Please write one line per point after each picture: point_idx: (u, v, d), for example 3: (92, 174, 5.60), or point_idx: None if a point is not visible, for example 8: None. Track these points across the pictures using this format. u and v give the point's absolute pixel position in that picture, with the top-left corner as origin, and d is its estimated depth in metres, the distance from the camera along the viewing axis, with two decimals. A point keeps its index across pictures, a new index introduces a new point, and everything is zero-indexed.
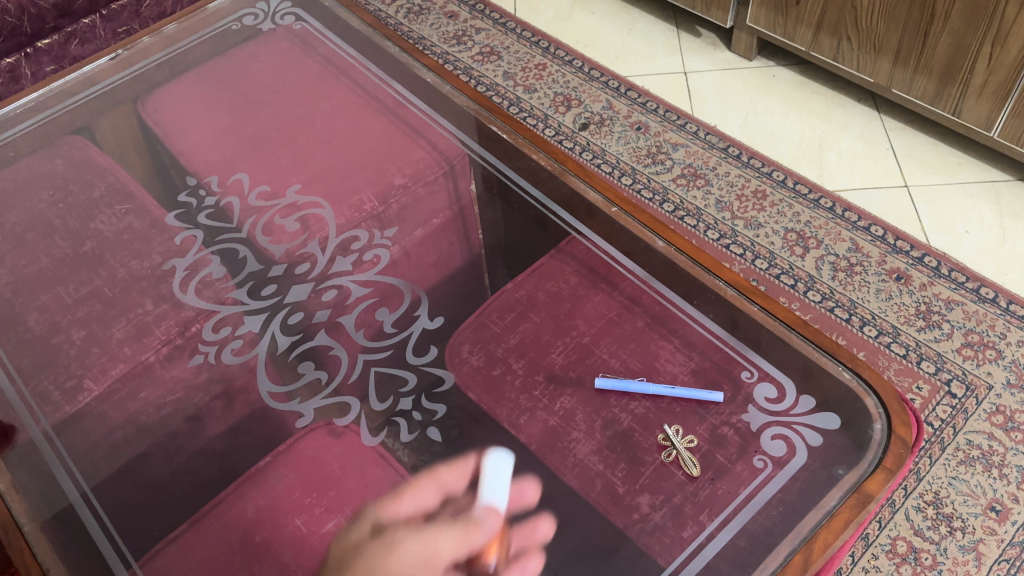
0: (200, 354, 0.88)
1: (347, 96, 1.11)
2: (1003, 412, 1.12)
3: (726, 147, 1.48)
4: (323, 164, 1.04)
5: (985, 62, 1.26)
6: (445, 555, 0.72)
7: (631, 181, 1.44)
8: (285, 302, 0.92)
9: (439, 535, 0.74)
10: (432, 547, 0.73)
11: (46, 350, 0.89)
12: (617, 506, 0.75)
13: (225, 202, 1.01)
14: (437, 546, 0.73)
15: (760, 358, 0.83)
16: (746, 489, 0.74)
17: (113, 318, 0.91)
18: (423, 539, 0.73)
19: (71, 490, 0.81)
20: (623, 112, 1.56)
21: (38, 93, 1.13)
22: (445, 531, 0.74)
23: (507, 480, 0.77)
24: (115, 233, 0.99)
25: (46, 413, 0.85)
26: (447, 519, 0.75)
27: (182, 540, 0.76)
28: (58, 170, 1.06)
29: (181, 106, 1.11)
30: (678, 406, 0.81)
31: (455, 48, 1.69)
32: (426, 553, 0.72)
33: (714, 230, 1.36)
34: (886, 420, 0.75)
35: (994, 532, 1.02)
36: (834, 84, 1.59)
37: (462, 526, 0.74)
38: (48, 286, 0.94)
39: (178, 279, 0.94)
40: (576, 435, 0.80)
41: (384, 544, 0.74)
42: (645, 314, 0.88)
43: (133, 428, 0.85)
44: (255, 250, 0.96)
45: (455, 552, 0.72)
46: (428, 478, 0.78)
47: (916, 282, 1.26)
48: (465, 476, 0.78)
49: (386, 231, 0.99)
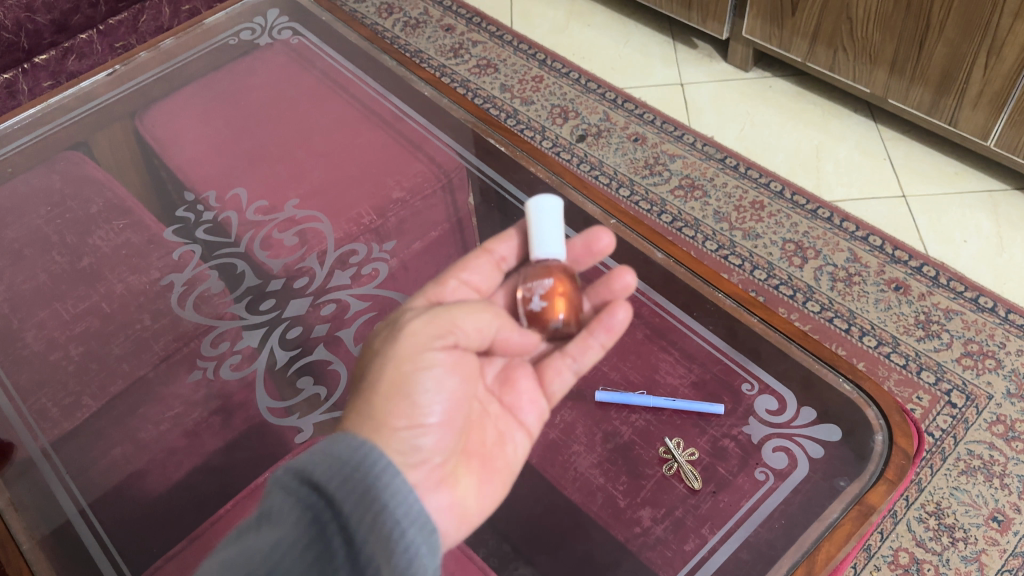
0: (200, 369, 0.88)
1: (345, 111, 1.11)
2: (1003, 422, 1.12)
3: (724, 158, 1.49)
4: (321, 177, 1.03)
5: (981, 72, 1.26)
6: (468, 332, 0.59)
7: (628, 193, 1.44)
8: (284, 316, 0.92)
9: (456, 311, 0.59)
10: (450, 323, 0.58)
11: (44, 366, 0.88)
12: (619, 520, 0.76)
13: (223, 216, 1.00)
14: (451, 322, 0.58)
15: (759, 369, 0.83)
16: (748, 502, 0.74)
17: (111, 334, 0.90)
18: (439, 316, 0.58)
19: (69, 506, 0.80)
20: (620, 124, 1.56)
21: (35, 110, 1.13)
22: (458, 310, 0.59)
23: (558, 228, 0.72)
24: (113, 249, 0.98)
25: (44, 430, 0.84)
26: (471, 302, 0.60)
27: (181, 556, 0.76)
28: (56, 185, 1.05)
29: (178, 121, 1.11)
30: (679, 418, 0.81)
31: (452, 61, 1.70)
32: (446, 326, 0.58)
33: (713, 241, 1.36)
34: (887, 431, 0.74)
35: (996, 542, 1.01)
36: (830, 95, 1.60)
37: (495, 312, 0.62)
38: (46, 302, 0.94)
39: (176, 294, 0.94)
40: (577, 448, 0.81)
41: (401, 328, 0.58)
42: (645, 326, 0.88)
43: (131, 444, 0.84)
44: (254, 264, 0.96)
45: (488, 324, 0.61)
46: (484, 254, 0.74)
47: (914, 292, 1.26)
48: (518, 244, 0.76)
49: (384, 244, 0.99)
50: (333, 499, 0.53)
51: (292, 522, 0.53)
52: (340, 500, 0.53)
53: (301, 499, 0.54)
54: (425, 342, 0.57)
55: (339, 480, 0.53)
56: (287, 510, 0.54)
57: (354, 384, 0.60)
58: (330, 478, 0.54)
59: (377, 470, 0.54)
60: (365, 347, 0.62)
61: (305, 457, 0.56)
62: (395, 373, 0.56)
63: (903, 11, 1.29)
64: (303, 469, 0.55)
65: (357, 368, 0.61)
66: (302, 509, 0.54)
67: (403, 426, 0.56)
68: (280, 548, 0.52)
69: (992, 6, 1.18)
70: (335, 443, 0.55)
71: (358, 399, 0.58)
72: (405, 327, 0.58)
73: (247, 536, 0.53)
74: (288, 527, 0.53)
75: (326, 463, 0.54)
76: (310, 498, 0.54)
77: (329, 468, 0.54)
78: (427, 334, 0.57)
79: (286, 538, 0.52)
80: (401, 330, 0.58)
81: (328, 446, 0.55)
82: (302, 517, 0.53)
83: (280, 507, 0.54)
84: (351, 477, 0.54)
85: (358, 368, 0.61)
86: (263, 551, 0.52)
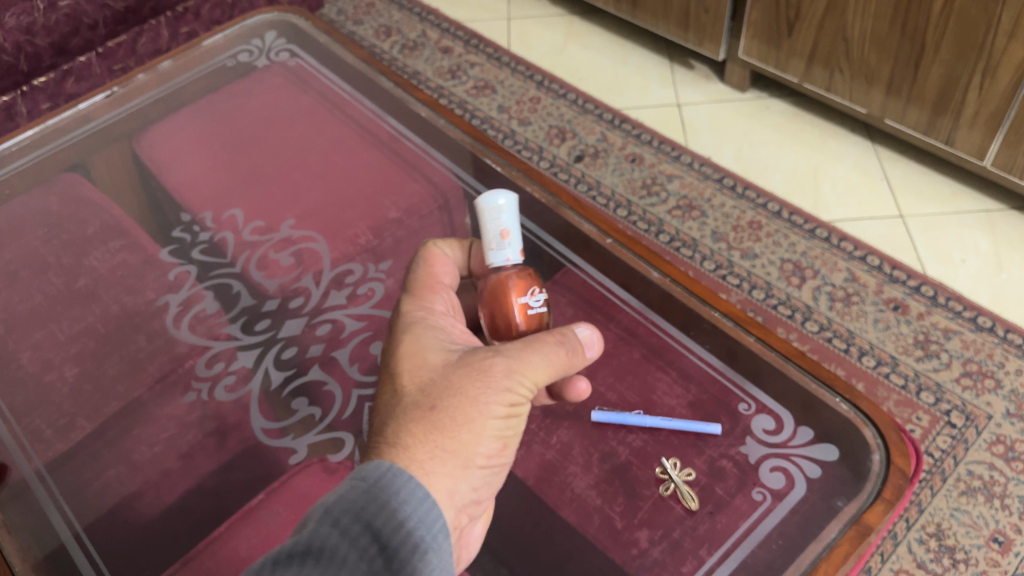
0: (194, 391, 0.88)
1: (342, 131, 1.11)
2: (1003, 442, 1.11)
3: (721, 178, 1.49)
4: (317, 198, 1.03)
5: (976, 93, 1.26)
6: (543, 383, 0.61)
7: (626, 213, 1.45)
8: (279, 337, 0.92)
9: (533, 354, 0.60)
10: (535, 373, 0.60)
11: (38, 388, 0.88)
12: (617, 542, 0.75)
13: (219, 237, 1.00)
14: (533, 371, 0.60)
15: (756, 390, 0.82)
16: (746, 522, 0.74)
17: (106, 355, 0.90)
18: (523, 363, 0.59)
19: (62, 529, 0.79)
20: (618, 144, 1.56)
21: (34, 131, 1.13)
22: (540, 356, 0.61)
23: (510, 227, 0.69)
24: (109, 269, 0.98)
25: (38, 451, 0.84)
26: (545, 342, 0.62)
27: None
28: (52, 206, 1.05)
29: (175, 142, 1.11)
30: (676, 439, 0.80)
31: (450, 83, 1.71)
32: (527, 375, 0.59)
33: (711, 261, 1.36)
34: (885, 451, 0.72)
35: (997, 564, 1.01)
36: (827, 116, 1.60)
37: (565, 349, 0.63)
38: (41, 323, 0.93)
39: (171, 314, 0.94)
40: (573, 469, 0.81)
41: (487, 367, 0.58)
42: (641, 345, 0.88)
43: (125, 466, 0.83)
44: (249, 285, 0.97)
45: (555, 378, 0.62)
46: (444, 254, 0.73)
47: (913, 311, 1.26)
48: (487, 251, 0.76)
49: (380, 264, 0.99)
50: (393, 552, 0.51)
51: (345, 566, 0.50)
52: (400, 554, 0.51)
53: (353, 543, 0.51)
54: (513, 395, 0.59)
55: (402, 534, 0.52)
56: (339, 549, 0.50)
57: (415, 407, 0.57)
58: (393, 529, 0.52)
59: (434, 532, 0.53)
60: (412, 372, 0.60)
61: (360, 493, 0.53)
62: (482, 418, 0.57)
63: (899, 32, 1.30)
64: (360, 509, 0.52)
65: (410, 392, 0.58)
66: (355, 555, 0.50)
67: (484, 467, 0.58)
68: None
69: (987, 27, 1.18)
70: (396, 482, 0.53)
71: (438, 428, 0.56)
72: (489, 368, 0.58)
73: (288, 568, 0.49)
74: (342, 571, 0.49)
75: (389, 512, 0.52)
76: (364, 544, 0.51)
77: (392, 517, 0.52)
78: (516, 385, 0.59)
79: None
80: (483, 367, 0.58)
81: (390, 487, 0.53)
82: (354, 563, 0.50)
83: (332, 547, 0.50)
84: (412, 533, 0.52)
85: (416, 394, 0.58)
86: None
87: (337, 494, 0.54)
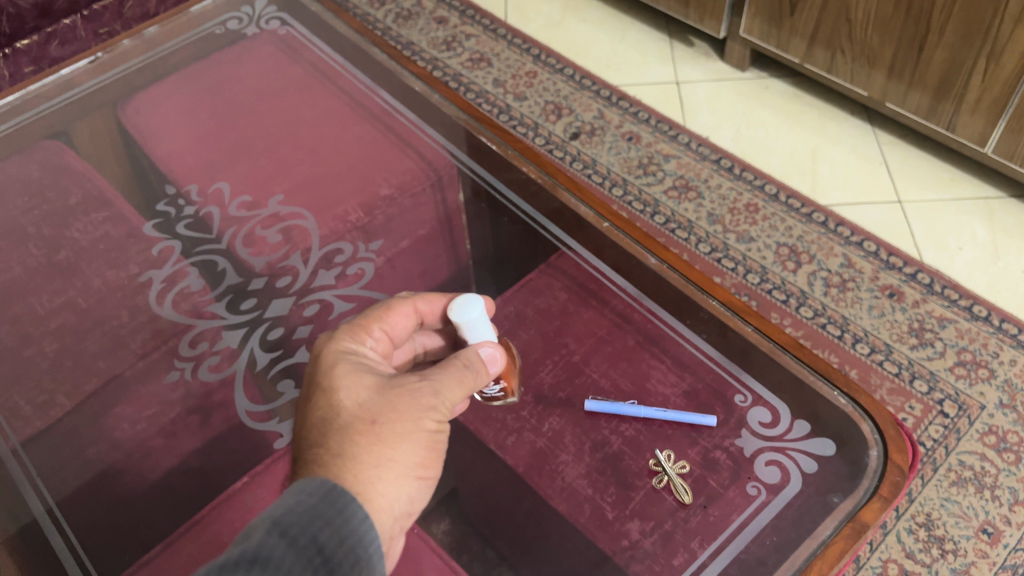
0: (177, 370, 0.86)
1: (333, 104, 1.08)
2: (996, 433, 1.10)
3: (718, 159, 1.47)
4: (307, 172, 1.01)
5: (980, 77, 1.24)
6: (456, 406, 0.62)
7: (622, 192, 1.42)
8: (265, 316, 0.90)
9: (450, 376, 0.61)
10: (454, 394, 0.60)
11: (16, 362, 0.86)
12: (606, 532, 0.74)
13: (204, 211, 0.98)
14: (454, 390, 0.60)
15: (752, 380, 0.81)
16: (740, 516, 0.72)
17: (86, 331, 0.87)
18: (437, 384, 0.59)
19: (35, 505, 0.79)
20: (615, 122, 1.54)
21: (14, 97, 1.09)
22: (443, 375, 0.61)
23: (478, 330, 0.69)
24: (91, 242, 0.95)
25: (16, 429, 0.82)
26: (456, 366, 0.62)
27: (154, 564, 0.74)
28: (33, 175, 1.02)
29: (161, 112, 1.08)
30: (669, 429, 0.79)
31: (444, 54, 1.67)
32: (448, 394, 0.60)
33: (706, 243, 1.34)
34: (882, 446, 0.71)
35: (986, 555, 1.00)
36: (827, 97, 1.58)
37: (471, 370, 0.63)
38: (22, 296, 0.91)
39: (155, 291, 0.91)
40: (564, 457, 0.79)
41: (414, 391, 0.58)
42: (636, 332, 0.87)
43: (106, 445, 0.82)
44: (235, 262, 0.94)
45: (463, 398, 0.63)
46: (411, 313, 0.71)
47: (908, 299, 1.25)
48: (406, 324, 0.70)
49: (370, 244, 0.97)
50: (336, 567, 0.47)
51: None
52: (342, 571, 0.47)
53: (299, 554, 0.46)
54: (438, 407, 0.58)
55: (344, 550, 0.48)
56: (283, 559, 0.45)
57: (348, 430, 0.54)
58: (336, 544, 0.48)
59: (370, 551, 0.49)
60: (338, 399, 0.56)
61: (308, 507, 0.49)
62: (416, 433, 0.56)
63: (904, 13, 1.27)
64: (305, 520, 0.48)
65: (341, 417, 0.55)
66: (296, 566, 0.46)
67: (423, 478, 0.57)
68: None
69: (994, 11, 1.16)
70: (341, 500, 0.50)
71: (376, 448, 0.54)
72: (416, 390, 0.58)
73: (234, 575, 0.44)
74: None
75: (335, 526, 0.48)
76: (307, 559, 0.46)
77: (338, 532, 0.48)
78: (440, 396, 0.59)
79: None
80: (407, 390, 0.58)
81: (336, 504, 0.50)
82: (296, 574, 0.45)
83: (279, 556, 0.46)
84: (354, 551, 0.48)
85: (349, 415, 0.55)
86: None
87: (281, 506, 0.49)
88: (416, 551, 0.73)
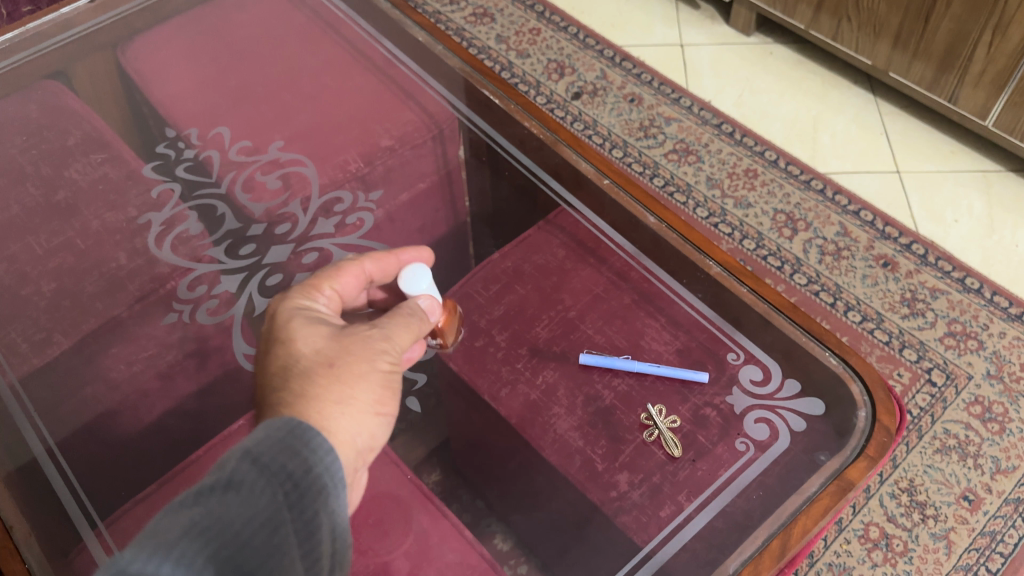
0: (176, 312, 0.87)
1: (336, 52, 1.07)
2: (982, 403, 1.12)
3: (719, 124, 1.46)
4: (308, 120, 1.00)
5: (985, 49, 1.24)
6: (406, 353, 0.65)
7: (622, 154, 1.42)
8: (264, 263, 0.90)
9: (400, 326, 0.64)
10: (403, 339, 0.63)
11: (14, 301, 0.86)
12: (595, 484, 0.74)
13: (204, 155, 0.97)
14: (402, 336, 0.63)
15: (744, 339, 0.82)
16: (726, 472, 0.74)
17: (84, 271, 0.87)
18: (389, 330, 0.62)
19: (35, 445, 0.79)
20: (617, 83, 1.53)
21: (14, 34, 1.09)
22: (392, 323, 0.63)
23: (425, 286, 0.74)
24: (90, 183, 0.95)
25: (13, 366, 0.82)
26: (403, 316, 0.65)
27: (151, 500, 0.75)
28: (32, 115, 1.02)
29: (161, 55, 1.07)
30: (661, 384, 0.80)
31: (448, 8, 1.66)
32: (397, 340, 0.62)
33: (704, 208, 1.35)
34: (871, 407, 0.73)
35: (966, 521, 1.02)
36: (831, 65, 1.57)
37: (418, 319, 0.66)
38: (19, 235, 0.90)
39: (154, 233, 0.91)
40: (557, 410, 0.79)
41: (365, 337, 0.60)
42: (632, 291, 0.87)
43: (103, 385, 0.83)
44: (234, 207, 0.94)
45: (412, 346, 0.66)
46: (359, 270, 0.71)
47: (902, 269, 1.26)
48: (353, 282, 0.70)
49: (371, 194, 0.97)
50: (305, 493, 0.47)
51: (254, 500, 0.45)
52: (312, 498, 0.48)
53: (269, 480, 0.47)
54: (389, 350, 0.61)
55: (313, 478, 0.48)
56: (254, 485, 0.46)
57: (309, 370, 0.56)
58: (305, 471, 0.48)
59: (337, 480, 0.50)
60: (296, 347, 0.58)
61: (277, 439, 0.49)
62: (372, 373, 0.58)
63: None
64: (276, 450, 0.48)
65: (300, 361, 0.56)
66: (264, 491, 0.46)
67: (382, 414, 0.58)
68: (251, 525, 0.44)
69: None
70: (308, 433, 0.50)
71: (336, 384, 0.55)
72: (370, 337, 0.60)
73: (206, 501, 0.45)
74: (259, 504, 0.45)
75: (303, 456, 0.49)
76: (276, 485, 0.47)
77: (307, 461, 0.49)
78: (389, 341, 0.61)
79: (256, 516, 0.45)
80: (360, 337, 0.60)
81: (304, 436, 0.50)
82: (264, 499, 0.46)
83: (249, 483, 0.46)
84: (323, 479, 0.49)
85: (308, 360, 0.57)
86: (231, 527, 0.44)
87: (252, 439, 0.49)
88: (408, 499, 0.74)
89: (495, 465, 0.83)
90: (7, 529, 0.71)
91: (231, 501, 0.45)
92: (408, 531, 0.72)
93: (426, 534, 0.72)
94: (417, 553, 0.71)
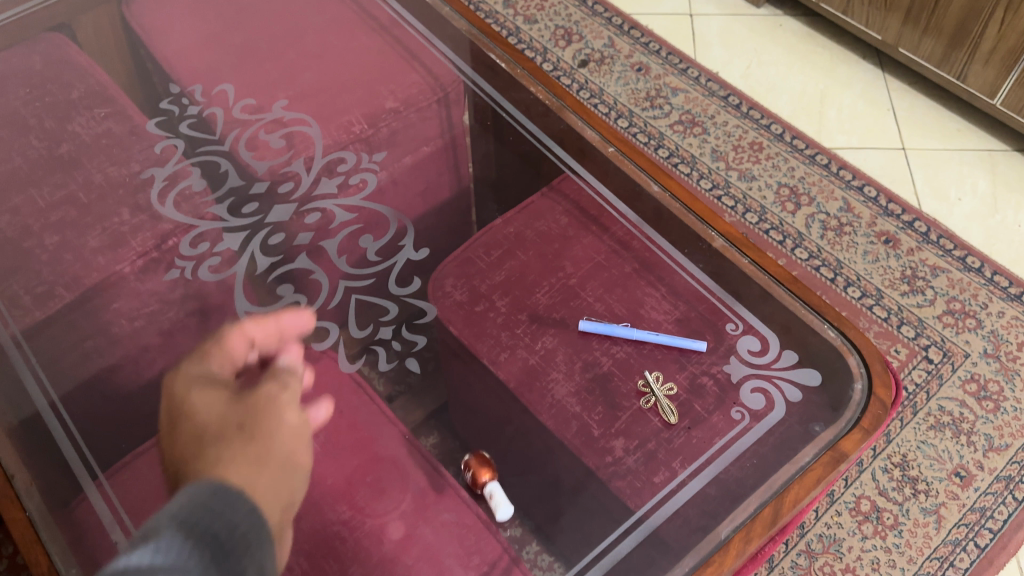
0: (177, 269, 0.86)
1: (342, 11, 1.07)
2: (977, 381, 1.13)
3: (726, 96, 1.45)
4: (312, 80, 0.99)
5: (996, 26, 1.23)
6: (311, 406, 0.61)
7: (627, 124, 1.41)
8: (266, 222, 0.90)
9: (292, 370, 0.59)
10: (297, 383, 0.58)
11: (16, 253, 0.86)
12: (591, 449, 0.75)
13: (208, 112, 0.97)
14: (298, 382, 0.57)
15: (744, 310, 0.82)
16: (721, 439, 0.74)
17: (87, 225, 0.88)
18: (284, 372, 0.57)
19: (38, 397, 0.80)
20: (624, 52, 1.52)
21: None
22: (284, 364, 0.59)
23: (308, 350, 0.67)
24: (93, 137, 0.95)
25: (15, 317, 0.82)
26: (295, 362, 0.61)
27: (151, 454, 0.75)
28: (35, 67, 1.01)
29: (167, 10, 1.07)
30: (659, 353, 0.80)
31: None
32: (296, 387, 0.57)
33: (708, 179, 1.34)
34: (867, 380, 0.74)
35: (956, 497, 1.03)
36: (840, 39, 1.56)
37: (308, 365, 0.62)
38: (21, 187, 0.90)
39: (156, 189, 0.91)
40: (555, 375, 0.80)
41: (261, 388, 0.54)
42: (634, 260, 0.87)
43: (104, 338, 0.83)
44: (237, 164, 0.93)
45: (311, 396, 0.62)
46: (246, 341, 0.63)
47: (903, 246, 1.26)
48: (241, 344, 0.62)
49: (374, 155, 0.97)
50: (233, 553, 0.40)
51: (180, 563, 0.38)
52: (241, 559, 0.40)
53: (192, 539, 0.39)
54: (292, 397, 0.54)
55: (241, 535, 0.41)
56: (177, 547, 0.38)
57: (221, 436, 0.48)
58: (232, 529, 0.41)
59: (267, 539, 0.43)
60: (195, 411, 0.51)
61: (195, 499, 0.41)
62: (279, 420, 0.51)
63: None
64: (195, 509, 0.40)
65: (201, 426, 0.49)
66: (189, 552, 0.38)
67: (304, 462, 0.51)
68: None
69: None
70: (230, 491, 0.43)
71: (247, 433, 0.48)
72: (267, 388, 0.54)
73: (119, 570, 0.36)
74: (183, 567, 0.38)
75: (226, 514, 0.41)
76: (202, 542, 0.39)
77: (234, 518, 0.41)
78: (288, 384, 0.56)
79: None
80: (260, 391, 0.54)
81: (227, 495, 0.42)
82: (191, 562, 0.38)
83: (168, 545, 0.38)
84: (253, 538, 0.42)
85: (208, 424, 0.49)
86: None
87: (174, 504, 0.41)
88: (405, 460, 0.75)
89: (491, 428, 0.83)
90: (7, 477, 0.73)
91: (155, 566, 0.37)
92: (406, 491, 0.73)
93: (424, 494, 0.73)
94: (414, 512, 0.72)
